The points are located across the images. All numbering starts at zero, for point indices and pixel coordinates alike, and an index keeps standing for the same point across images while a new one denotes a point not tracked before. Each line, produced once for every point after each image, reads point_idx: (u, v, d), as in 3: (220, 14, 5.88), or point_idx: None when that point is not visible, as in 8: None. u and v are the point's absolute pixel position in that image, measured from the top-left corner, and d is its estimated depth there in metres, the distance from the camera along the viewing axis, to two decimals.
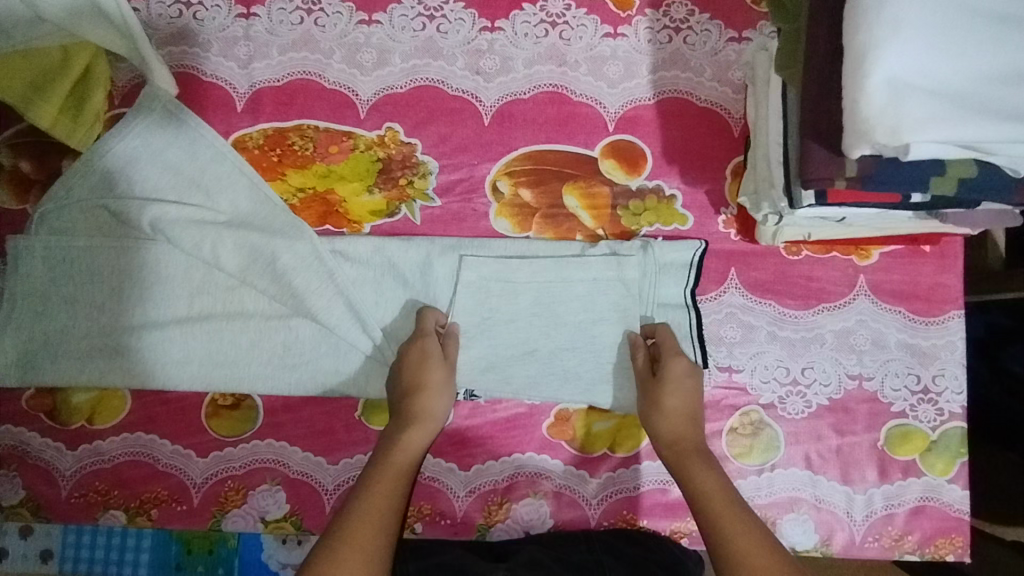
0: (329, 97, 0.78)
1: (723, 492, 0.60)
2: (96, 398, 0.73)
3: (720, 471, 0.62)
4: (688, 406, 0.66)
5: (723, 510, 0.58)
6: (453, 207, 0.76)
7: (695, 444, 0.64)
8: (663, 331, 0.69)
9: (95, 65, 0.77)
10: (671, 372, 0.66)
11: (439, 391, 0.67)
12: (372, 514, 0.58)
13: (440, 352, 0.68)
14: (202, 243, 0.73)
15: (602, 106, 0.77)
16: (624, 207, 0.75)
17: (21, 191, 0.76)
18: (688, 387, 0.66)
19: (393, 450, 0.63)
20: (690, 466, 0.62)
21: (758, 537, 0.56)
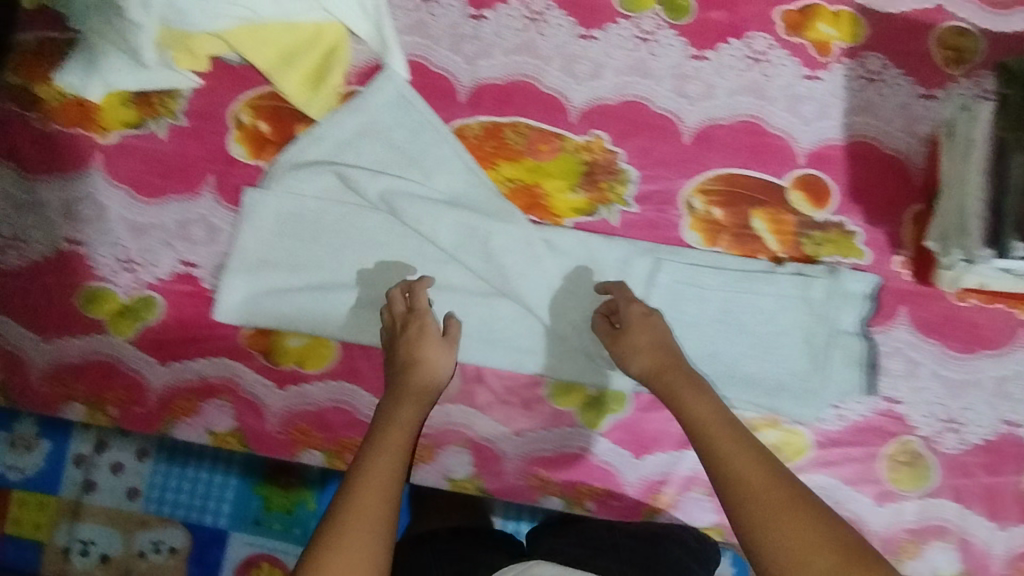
0: (544, 100, 0.84)
1: (713, 412, 0.63)
2: (307, 345, 0.80)
3: (713, 396, 0.65)
4: (664, 351, 0.69)
5: (714, 433, 0.61)
6: (649, 215, 0.82)
7: (682, 372, 0.67)
8: (619, 289, 0.76)
9: (341, 46, 0.83)
10: (640, 336, 0.71)
11: (438, 362, 0.70)
12: (378, 458, 0.62)
13: (437, 333, 0.72)
14: (423, 218, 0.80)
15: (795, 142, 0.83)
16: (808, 236, 0.81)
17: (258, 148, 0.83)
18: (658, 328, 0.71)
19: (390, 407, 0.67)
20: (678, 397, 0.65)
21: (747, 454, 0.59)
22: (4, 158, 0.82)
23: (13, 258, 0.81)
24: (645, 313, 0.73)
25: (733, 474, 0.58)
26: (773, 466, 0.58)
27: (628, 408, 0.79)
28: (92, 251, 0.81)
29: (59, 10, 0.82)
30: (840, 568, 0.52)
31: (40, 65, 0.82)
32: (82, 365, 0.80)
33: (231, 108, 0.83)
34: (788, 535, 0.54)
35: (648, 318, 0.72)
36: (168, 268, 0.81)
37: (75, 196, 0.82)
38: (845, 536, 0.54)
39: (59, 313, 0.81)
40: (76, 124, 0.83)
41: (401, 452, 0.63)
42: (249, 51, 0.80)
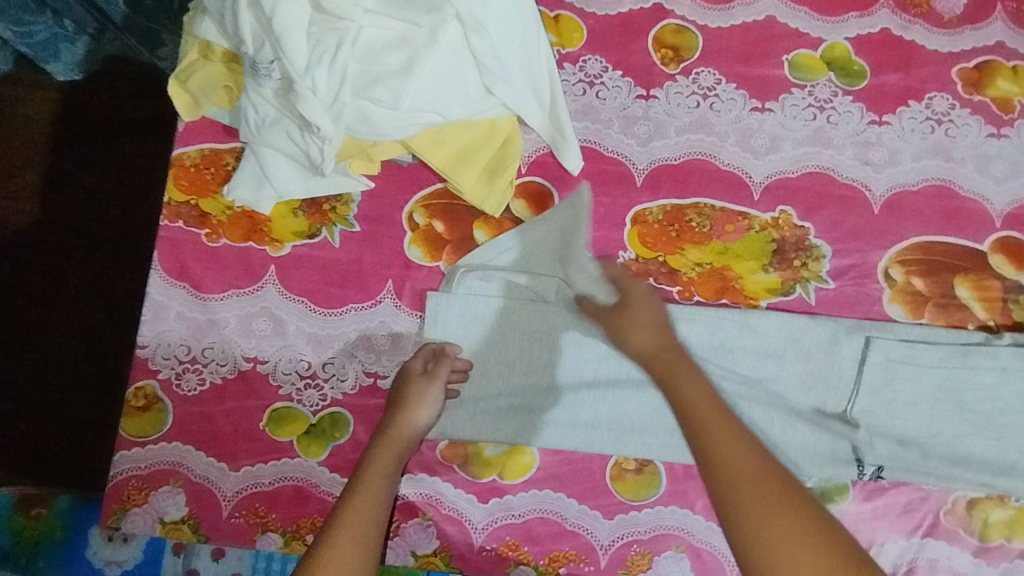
0: (724, 177, 0.82)
1: (706, 397, 0.64)
2: (506, 453, 0.78)
3: (704, 380, 0.67)
4: (656, 335, 0.72)
5: (705, 413, 0.62)
6: (848, 290, 0.79)
7: (677, 358, 0.69)
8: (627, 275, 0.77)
9: (513, 138, 0.81)
10: (634, 319, 0.73)
11: (426, 403, 0.73)
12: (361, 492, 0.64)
13: (419, 369, 0.76)
14: None
15: (989, 203, 0.80)
16: (1015, 301, 0.78)
17: (435, 249, 0.81)
18: (652, 310, 0.74)
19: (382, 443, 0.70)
20: (675, 384, 0.67)
21: (733, 438, 0.60)
22: (178, 278, 0.81)
23: (193, 381, 0.79)
24: (632, 297, 0.75)
25: (718, 454, 0.59)
26: (757, 442, 0.59)
27: (849, 498, 0.76)
28: (274, 368, 0.79)
29: (227, 123, 0.82)
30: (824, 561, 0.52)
31: (202, 178, 0.82)
32: (275, 492, 0.77)
33: (404, 209, 0.81)
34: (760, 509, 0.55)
35: (636, 302, 0.74)
36: (354, 381, 0.79)
37: (252, 312, 0.80)
38: (824, 525, 0.54)
39: (244, 437, 0.78)
40: (248, 237, 0.81)
41: (384, 483, 0.65)
42: (426, 152, 0.77)
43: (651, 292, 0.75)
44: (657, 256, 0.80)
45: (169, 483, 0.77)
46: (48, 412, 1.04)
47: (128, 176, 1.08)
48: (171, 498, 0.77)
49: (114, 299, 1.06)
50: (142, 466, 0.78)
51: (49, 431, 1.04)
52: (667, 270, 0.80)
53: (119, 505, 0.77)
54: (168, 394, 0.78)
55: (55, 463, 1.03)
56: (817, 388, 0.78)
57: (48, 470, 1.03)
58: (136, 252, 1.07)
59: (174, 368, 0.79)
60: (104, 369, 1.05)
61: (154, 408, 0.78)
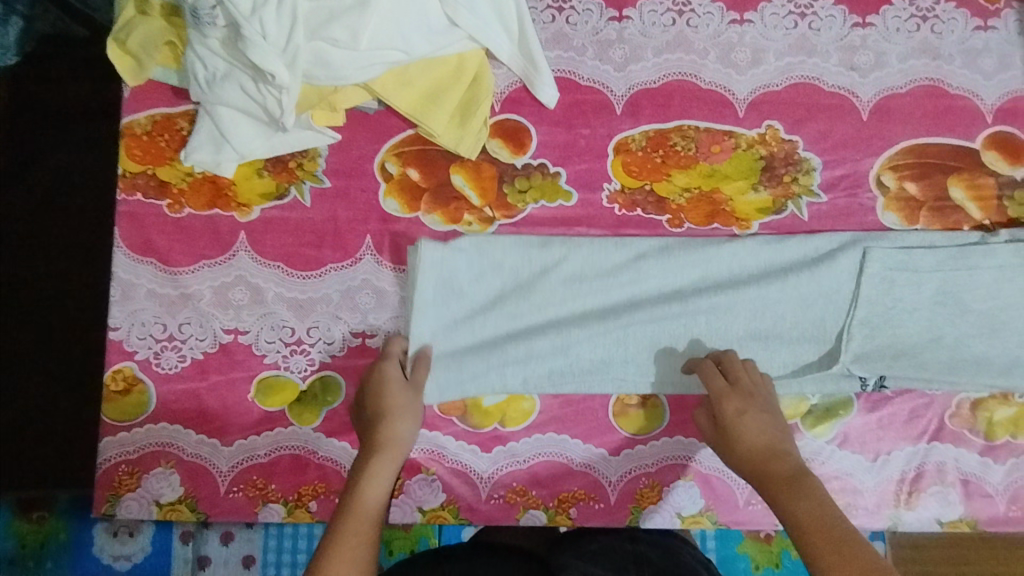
0: (706, 96, 0.78)
1: (821, 516, 0.59)
2: (504, 401, 0.76)
3: (819, 498, 0.61)
4: (769, 445, 0.66)
5: (825, 543, 0.57)
6: (840, 203, 0.77)
7: (791, 474, 0.63)
8: (749, 364, 0.71)
9: (483, 73, 0.76)
10: (749, 429, 0.67)
11: (406, 413, 0.70)
12: (348, 524, 0.62)
13: (401, 377, 0.72)
14: (607, 256, 0.76)
15: (979, 98, 0.78)
16: (1010, 197, 0.77)
17: (411, 199, 0.77)
18: (762, 421, 0.67)
19: (376, 459, 0.67)
20: (785, 495, 0.62)
21: (857, 553, 0.55)
22: (145, 253, 0.76)
23: (173, 359, 0.75)
24: (752, 397, 0.69)
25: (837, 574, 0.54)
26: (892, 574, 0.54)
27: (854, 411, 0.75)
28: (256, 338, 0.76)
29: (175, 84, 0.76)
30: None
31: (157, 146, 0.77)
32: (271, 463, 0.75)
33: (375, 159, 0.77)
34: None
35: (757, 404, 0.68)
36: (341, 343, 0.76)
37: (227, 282, 0.76)
38: None
39: (233, 411, 0.75)
40: (212, 204, 0.77)
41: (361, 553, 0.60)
42: (392, 95, 0.73)
43: (772, 398, 0.70)
44: (644, 185, 0.77)
45: (161, 464, 0.75)
46: (15, 414, 0.99)
47: (77, 162, 1.02)
48: (165, 479, 0.75)
49: (79, 293, 1.01)
50: (131, 450, 0.75)
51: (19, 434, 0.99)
52: (655, 199, 0.77)
53: (111, 491, 0.74)
54: (148, 374, 0.75)
55: (26, 467, 0.98)
56: (817, 303, 0.75)
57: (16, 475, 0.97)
58: (95, 244, 1.01)
59: (151, 348, 0.75)
60: (73, 367, 1.00)
61: (135, 389, 0.75)
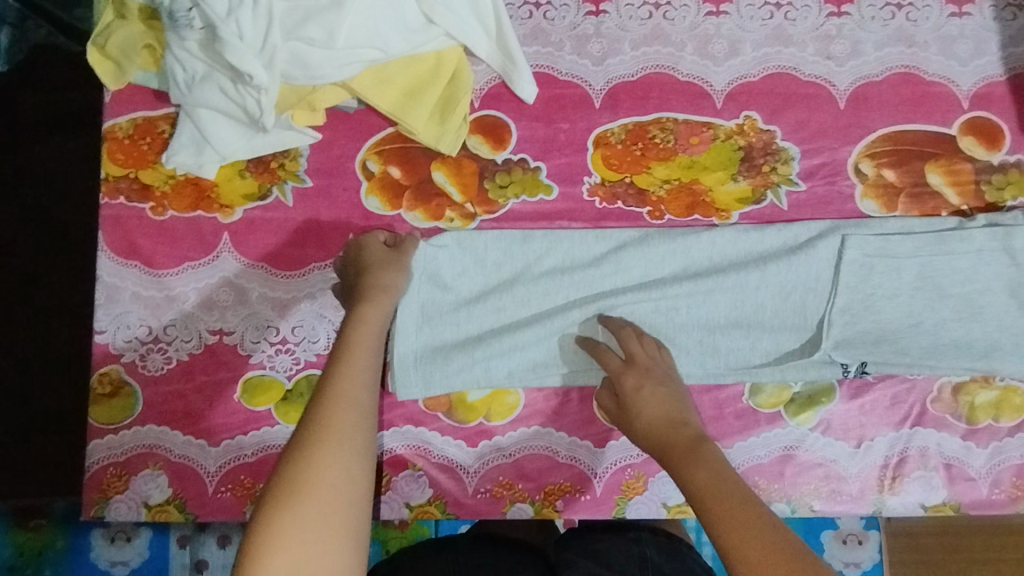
0: (684, 88, 0.78)
1: (712, 476, 0.59)
2: (490, 395, 0.76)
3: (714, 461, 0.60)
4: (668, 417, 0.66)
5: (718, 503, 0.56)
6: (819, 191, 0.78)
7: (688, 444, 0.63)
8: (646, 338, 0.72)
9: (462, 70, 0.76)
10: (647, 403, 0.68)
11: (390, 264, 0.71)
12: (343, 384, 0.56)
13: (379, 244, 0.73)
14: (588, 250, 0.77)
15: (955, 85, 0.78)
16: (988, 182, 0.77)
17: (393, 197, 0.77)
18: (662, 394, 0.68)
19: (365, 314, 0.65)
20: (686, 462, 0.62)
21: (746, 510, 0.54)
22: (129, 257, 0.77)
23: (159, 361, 0.76)
24: (650, 371, 0.70)
25: (726, 531, 0.54)
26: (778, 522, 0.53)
27: (837, 397, 0.76)
28: (241, 338, 0.76)
29: (156, 87, 0.77)
30: None
31: (139, 149, 0.77)
32: (259, 462, 0.75)
33: (357, 158, 0.78)
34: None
35: (654, 377, 0.69)
36: (326, 341, 0.76)
37: (211, 283, 0.76)
38: None
39: (220, 411, 0.76)
40: (194, 206, 0.77)
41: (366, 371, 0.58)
42: (371, 94, 0.74)
43: (671, 372, 0.71)
44: (624, 177, 0.78)
45: (149, 465, 0.75)
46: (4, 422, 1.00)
47: (60, 170, 1.02)
48: (153, 481, 0.75)
49: (65, 299, 1.01)
50: (118, 452, 0.75)
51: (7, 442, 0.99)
52: (635, 191, 0.78)
53: (100, 494, 0.75)
54: (134, 376, 0.76)
55: (14, 474, 0.98)
56: (797, 291, 0.76)
57: (6, 482, 0.98)
58: (80, 251, 1.02)
59: (137, 350, 0.76)
60: (60, 373, 1.00)
61: (122, 392, 0.75)
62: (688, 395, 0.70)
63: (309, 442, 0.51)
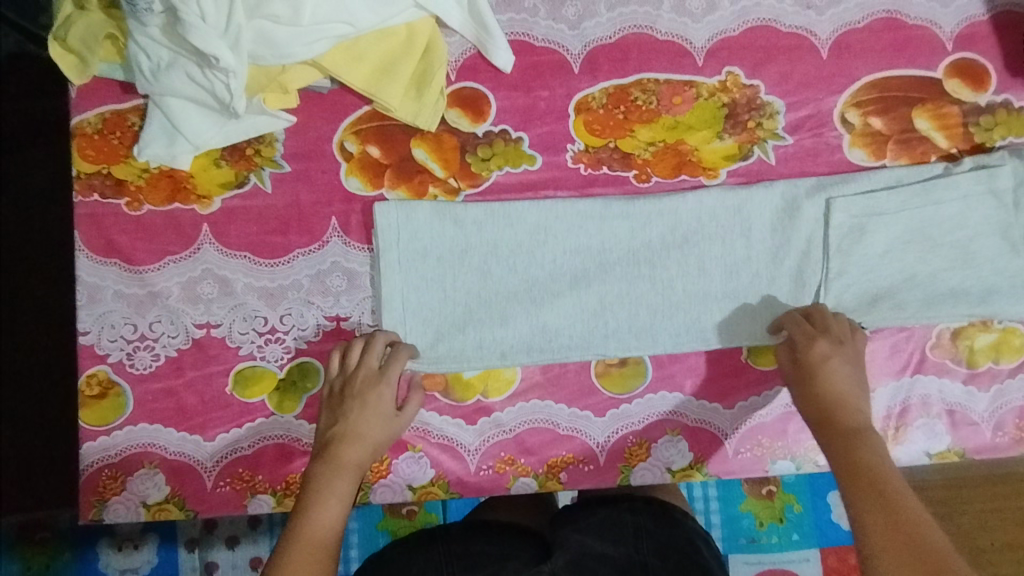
0: (663, 48, 0.77)
1: (879, 467, 0.61)
2: (486, 371, 0.75)
3: (880, 452, 0.63)
4: (844, 394, 0.67)
5: (872, 493, 0.59)
6: (806, 143, 0.76)
7: (855, 427, 0.65)
8: (839, 314, 0.71)
9: (435, 42, 0.75)
10: (830, 373, 0.67)
11: (378, 412, 0.70)
12: (309, 524, 0.63)
13: (374, 366, 0.71)
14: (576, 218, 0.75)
15: (938, 27, 0.77)
16: (976, 124, 0.76)
17: (374, 177, 0.76)
18: (844, 370, 0.68)
19: (353, 415, 0.69)
20: (848, 442, 0.64)
21: (897, 506, 0.58)
22: (107, 255, 0.75)
23: (147, 358, 0.74)
24: (842, 343, 0.69)
25: (872, 517, 0.57)
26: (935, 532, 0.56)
27: None
28: (229, 330, 0.75)
29: (122, 78, 0.75)
30: None
31: (109, 144, 0.75)
32: (256, 454, 0.74)
33: (335, 139, 0.76)
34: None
35: (845, 352, 0.69)
36: (316, 328, 0.75)
37: (194, 276, 0.75)
38: None
39: (213, 405, 0.74)
40: (171, 199, 0.75)
41: (335, 525, 0.64)
42: (343, 72, 0.72)
43: (861, 357, 0.70)
44: (608, 142, 0.76)
45: (144, 465, 0.74)
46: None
47: (31, 176, 1.00)
48: (150, 480, 0.74)
49: (45, 306, 1.00)
50: (113, 453, 0.74)
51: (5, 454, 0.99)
52: (620, 156, 0.76)
53: (97, 496, 0.74)
54: (122, 376, 0.74)
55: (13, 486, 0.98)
56: (788, 247, 0.75)
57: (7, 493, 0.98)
58: (59, 258, 1.00)
59: (124, 349, 0.74)
60: (49, 381, 0.99)
61: (111, 393, 0.74)
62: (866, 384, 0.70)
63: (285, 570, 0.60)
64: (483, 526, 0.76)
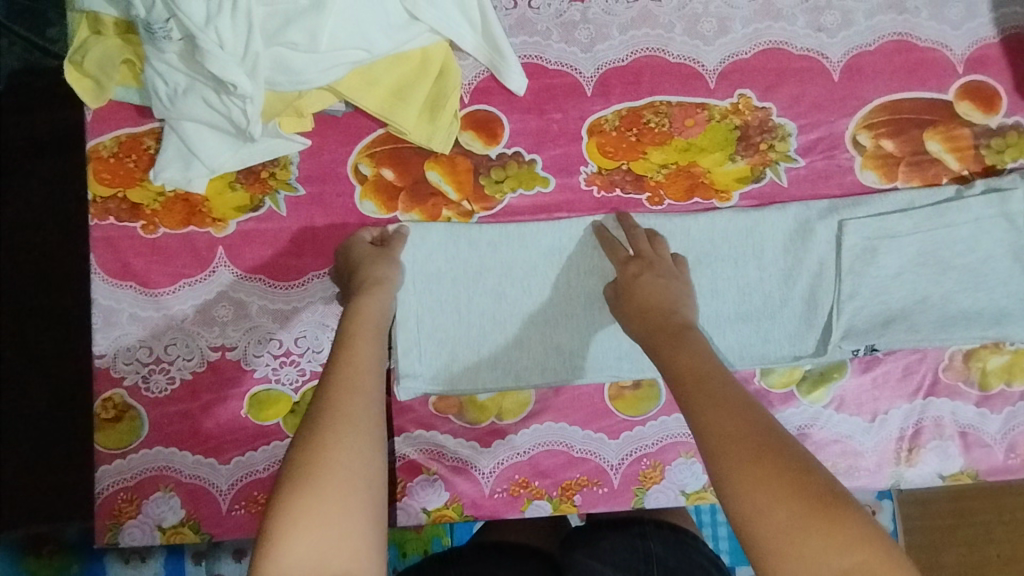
0: (675, 70, 0.77)
1: (698, 364, 0.57)
2: (501, 394, 0.75)
3: (702, 351, 0.59)
4: (660, 303, 0.66)
5: (697, 388, 0.54)
6: (818, 165, 0.77)
7: (680, 332, 0.62)
8: (657, 240, 0.73)
9: (450, 66, 0.75)
10: (643, 288, 0.68)
11: (381, 260, 0.70)
12: (346, 376, 0.56)
13: (371, 243, 0.73)
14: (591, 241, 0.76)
15: (949, 50, 0.77)
16: (987, 146, 0.76)
17: (388, 199, 0.76)
18: (662, 285, 0.68)
19: (363, 296, 0.66)
20: (671, 348, 0.60)
21: (727, 391, 0.53)
22: (123, 277, 0.75)
23: (162, 381, 0.75)
24: (652, 264, 0.70)
25: (705, 412, 0.52)
26: (761, 412, 0.51)
27: (849, 373, 0.75)
28: (244, 352, 0.75)
29: (139, 103, 0.75)
30: (810, 512, 0.44)
31: (125, 167, 0.76)
32: (272, 477, 0.75)
33: (349, 162, 0.76)
34: (744, 460, 0.47)
35: (655, 270, 0.70)
36: (331, 350, 0.75)
37: (209, 299, 0.75)
38: (808, 476, 0.46)
39: (228, 427, 0.75)
40: (186, 222, 0.76)
41: (376, 370, 0.58)
42: (358, 96, 0.72)
43: (676, 271, 0.71)
44: (621, 164, 0.77)
45: (160, 488, 0.74)
46: (10, 451, 0.99)
47: (44, 194, 1.00)
48: (165, 503, 0.74)
49: (58, 323, 1.00)
50: (129, 477, 0.74)
51: (14, 471, 0.99)
52: (633, 178, 0.77)
53: (113, 520, 0.74)
54: (137, 399, 0.74)
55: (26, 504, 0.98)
56: (800, 268, 0.76)
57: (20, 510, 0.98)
58: (71, 275, 1.00)
59: (139, 372, 0.75)
60: (62, 398, 0.99)
61: (127, 416, 0.74)
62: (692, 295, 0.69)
63: (325, 426, 0.52)
64: (494, 548, 0.77)
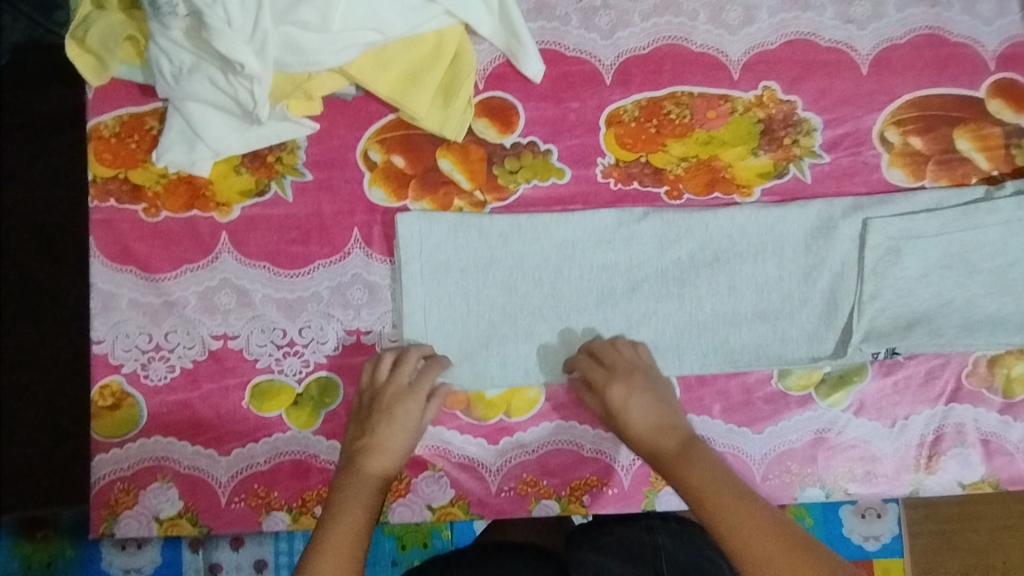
0: (698, 60, 0.75)
1: (708, 477, 0.63)
2: (510, 391, 0.73)
3: (708, 461, 0.65)
4: (656, 423, 0.68)
5: (718, 508, 0.61)
6: (844, 162, 0.74)
7: (681, 449, 0.66)
8: (624, 346, 0.71)
9: (465, 50, 0.72)
10: (634, 412, 0.68)
11: (390, 450, 0.68)
12: (342, 555, 0.62)
13: (399, 383, 0.69)
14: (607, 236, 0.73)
15: (981, 45, 0.75)
16: (1018, 146, 0.74)
17: (399, 187, 0.74)
18: (647, 405, 0.68)
19: (369, 456, 0.67)
20: (681, 466, 0.65)
21: (750, 511, 0.61)
22: (123, 262, 0.73)
23: (162, 370, 0.72)
24: (632, 376, 0.69)
25: (736, 538, 0.60)
26: (782, 520, 0.61)
27: (869, 377, 0.73)
28: (247, 342, 0.73)
29: (142, 81, 0.73)
30: None
31: (126, 147, 0.73)
32: (272, 470, 0.72)
33: (359, 148, 0.74)
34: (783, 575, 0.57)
35: (640, 381, 0.69)
36: (336, 341, 0.73)
37: (211, 286, 0.73)
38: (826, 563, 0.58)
39: (229, 419, 0.72)
40: (189, 206, 0.73)
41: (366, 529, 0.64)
42: (369, 79, 0.70)
43: (654, 375, 0.70)
44: (639, 156, 0.74)
45: (158, 478, 0.72)
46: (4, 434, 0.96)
47: (43, 172, 0.97)
48: (163, 494, 0.72)
49: (55, 304, 0.97)
50: (126, 466, 0.72)
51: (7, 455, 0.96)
52: (651, 171, 0.74)
53: (108, 510, 0.72)
54: (136, 387, 0.72)
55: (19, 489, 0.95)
56: (823, 268, 0.73)
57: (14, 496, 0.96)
58: (69, 255, 0.97)
59: (138, 359, 0.72)
60: (58, 382, 0.97)
61: (125, 404, 0.72)
62: (674, 401, 0.70)
63: None
64: (499, 548, 0.76)
